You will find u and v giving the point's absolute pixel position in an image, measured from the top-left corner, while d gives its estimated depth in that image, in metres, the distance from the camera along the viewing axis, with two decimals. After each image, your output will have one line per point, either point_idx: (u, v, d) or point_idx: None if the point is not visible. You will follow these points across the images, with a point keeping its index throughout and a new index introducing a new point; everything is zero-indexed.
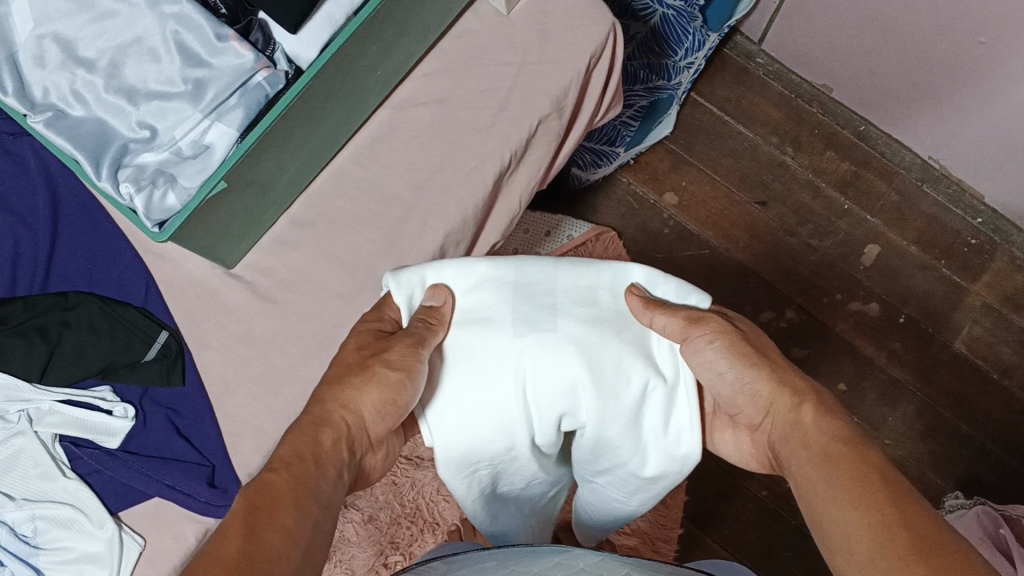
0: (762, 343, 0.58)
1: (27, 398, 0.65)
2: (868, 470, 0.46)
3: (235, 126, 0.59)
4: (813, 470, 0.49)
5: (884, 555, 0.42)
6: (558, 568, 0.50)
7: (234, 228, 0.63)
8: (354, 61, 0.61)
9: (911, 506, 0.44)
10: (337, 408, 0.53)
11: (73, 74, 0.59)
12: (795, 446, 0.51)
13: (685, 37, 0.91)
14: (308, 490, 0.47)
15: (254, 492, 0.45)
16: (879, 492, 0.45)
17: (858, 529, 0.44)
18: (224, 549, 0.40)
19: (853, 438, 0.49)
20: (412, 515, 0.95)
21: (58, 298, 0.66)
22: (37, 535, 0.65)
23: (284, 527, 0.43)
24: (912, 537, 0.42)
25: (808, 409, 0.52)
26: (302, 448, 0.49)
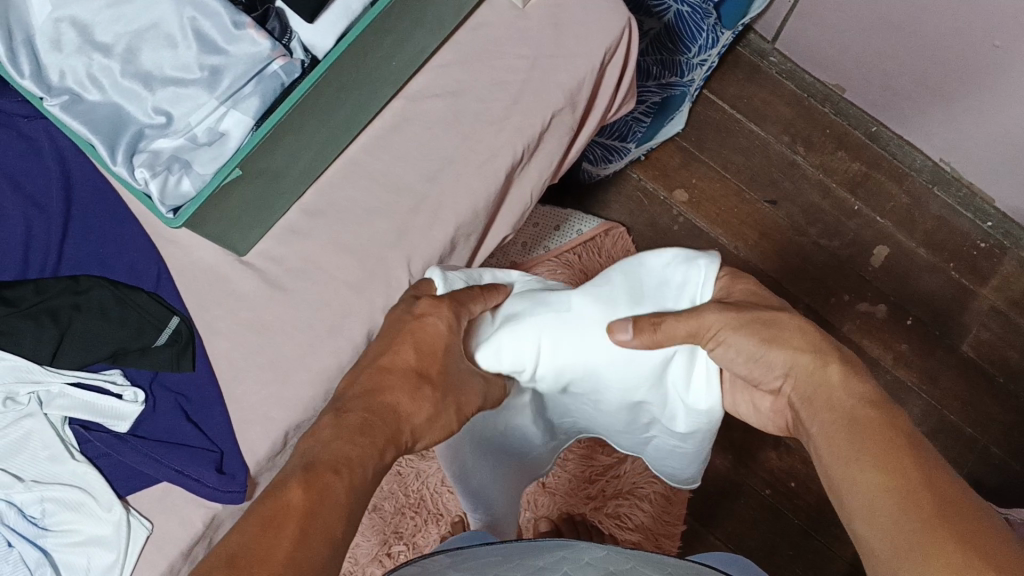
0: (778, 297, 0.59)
1: (38, 381, 0.65)
2: (896, 432, 0.46)
3: (250, 114, 0.59)
4: (838, 430, 0.48)
5: (912, 513, 0.42)
6: (564, 562, 0.51)
7: (247, 216, 0.64)
8: (369, 51, 0.61)
9: (938, 472, 0.44)
10: (404, 423, 0.49)
11: (89, 58, 0.59)
12: (821, 408, 0.50)
13: (699, 35, 0.91)
14: (355, 505, 0.43)
15: (311, 487, 0.41)
16: (907, 455, 0.45)
17: (884, 488, 0.44)
18: (269, 554, 0.38)
19: (880, 402, 0.49)
20: (416, 506, 0.96)
21: (70, 282, 0.67)
22: (45, 517, 0.66)
23: (330, 539, 0.40)
24: (940, 501, 0.42)
25: (835, 373, 0.51)
26: (357, 452, 0.45)
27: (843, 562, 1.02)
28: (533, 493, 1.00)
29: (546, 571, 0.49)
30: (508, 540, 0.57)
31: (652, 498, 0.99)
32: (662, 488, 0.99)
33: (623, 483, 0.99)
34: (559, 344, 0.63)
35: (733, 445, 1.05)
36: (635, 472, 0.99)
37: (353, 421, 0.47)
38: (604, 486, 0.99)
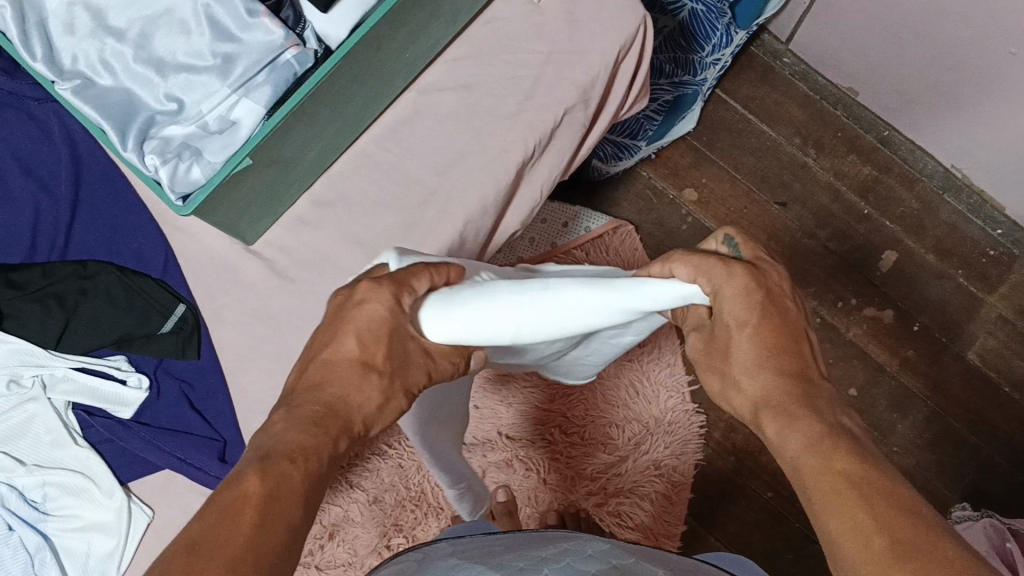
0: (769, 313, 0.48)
1: (41, 364, 0.66)
2: (836, 470, 0.41)
3: (262, 103, 0.59)
4: (791, 478, 0.44)
5: (863, 562, 0.38)
6: (567, 553, 0.50)
7: (256, 206, 0.64)
8: (383, 42, 0.61)
9: (886, 505, 0.39)
10: (355, 414, 0.44)
11: (102, 42, 0.59)
12: (775, 454, 0.46)
13: (713, 33, 0.91)
14: (317, 494, 0.40)
15: (269, 473, 0.38)
16: (848, 495, 0.40)
17: (836, 538, 0.40)
18: (229, 539, 0.35)
19: (826, 434, 0.43)
20: (416, 500, 0.96)
21: (77, 266, 0.67)
22: (46, 501, 0.66)
23: (293, 527, 0.37)
24: (889, 541, 0.38)
25: (772, 427, 0.46)
26: (311, 444, 0.41)
27: None
28: (532, 488, 0.98)
29: (549, 561, 0.49)
30: (512, 532, 0.56)
31: (652, 497, 0.99)
32: (661, 487, 0.99)
33: (624, 482, 0.99)
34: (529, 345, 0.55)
35: (737, 447, 1.04)
36: (637, 471, 0.99)
37: (307, 412, 0.43)
38: (606, 483, 0.99)
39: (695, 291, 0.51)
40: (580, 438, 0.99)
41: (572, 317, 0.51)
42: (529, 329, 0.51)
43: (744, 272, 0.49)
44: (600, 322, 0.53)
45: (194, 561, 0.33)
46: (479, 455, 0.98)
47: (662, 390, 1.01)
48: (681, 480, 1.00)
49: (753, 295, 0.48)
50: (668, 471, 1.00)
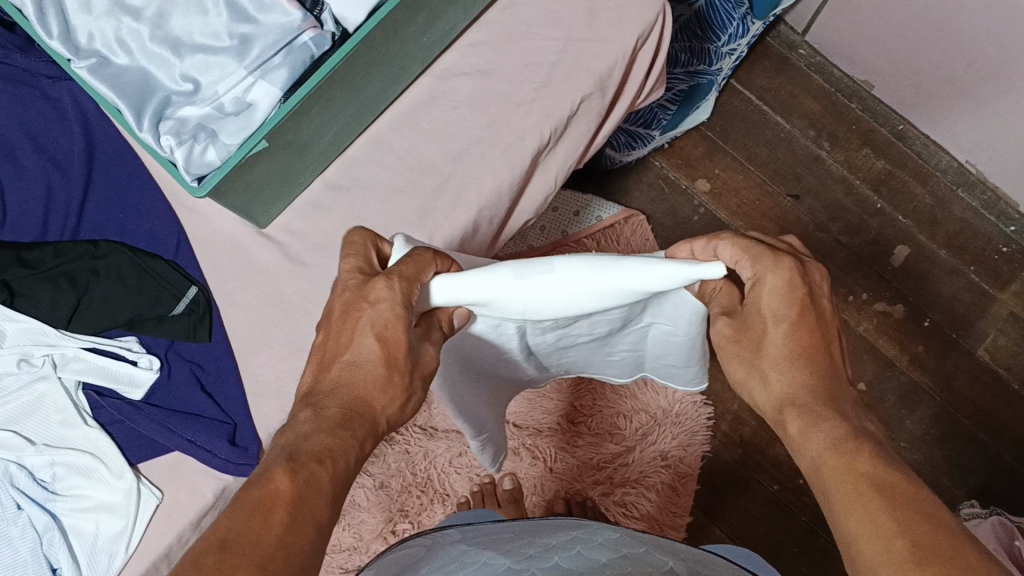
0: (791, 302, 0.49)
1: (52, 344, 0.66)
2: (860, 473, 0.44)
3: (278, 85, 0.58)
4: (814, 476, 0.47)
5: (882, 563, 0.40)
6: (577, 541, 0.50)
7: (271, 189, 0.63)
8: (401, 26, 0.60)
9: (908, 509, 0.42)
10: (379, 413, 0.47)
11: (119, 21, 0.59)
12: (795, 451, 0.48)
13: (730, 23, 0.90)
14: (336, 492, 0.43)
15: (298, 473, 0.41)
16: (873, 497, 0.43)
17: (857, 537, 0.42)
18: (258, 536, 0.38)
19: (847, 437, 0.46)
20: (423, 485, 0.96)
21: (89, 246, 0.67)
22: (55, 481, 0.66)
23: (317, 528, 0.40)
24: (909, 544, 0.40)
25: (795, 425, 0.48)
26: (336, 446, 0.43)
27: None
28: (539, 476, 0.98)
29: (559, 548, 0.48)
30: (521, 521, 0.56)
31: (658, 487, 0.99)
32: (668, 477, 0.99)
33: (631, 472, 0.99)
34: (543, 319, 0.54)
35: (744, 439, 1.05)
36: (644, 461, 0.99)
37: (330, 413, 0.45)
38: (612, 473, 0.99)
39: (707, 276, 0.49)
40: (587, 428, 0.99)
41: (575, 296, 0.50)
42: (532, 303, 0.50)
43: (787, 266, 0.49)
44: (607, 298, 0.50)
45: (228, 556, 0.36)
46: None
47: None
48: (688, 471, 1.00)
49: (789, 281, 0.49)
50: (675, 462, 1.00)
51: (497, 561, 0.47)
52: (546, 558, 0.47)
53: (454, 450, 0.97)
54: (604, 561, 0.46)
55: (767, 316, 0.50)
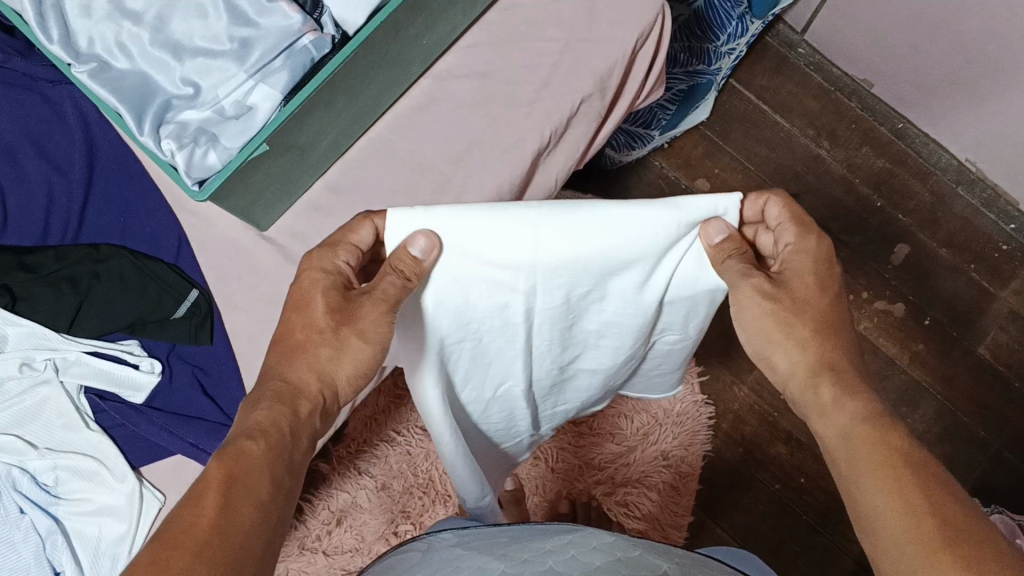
0: (826, 273, 0.54)
1: (55, 348, 0.67)
2: (891, 449, 0.47)
3: (279, 89, 0.58)
4: (839, 448, 0.49)
5: (910, 538, 0.43)
6: (572, 545, 0.49)
7: (272, 192, 0.63)
8: (402, 28, 0.61)
9: (936, 489, 0.45)
10: (312, 376, 0.51)
11: (119, 26, 0.58)
12: (819, 420, 0.51)
13: (728, 22, 0.90)
14: (281, 468, 0.46)
15: (228, 459, 0.45)
16: (903, 473, 0.45)
17: (882, 510, 0.45)
18: (192, 524, 0.41)
19: (876, 414, 0.49)
20: (425, 486, 0.96)
21: (90, 249, 0.67)
22: (58, 485, 0.66)
23: (257, 504, 0.44)
24: (938, 523, 0.43)
25: (827, 393, 0.51)
26: (271, 426, 0.47)
27: (848, 559, 1.02)
28: (541, 477, 0.98)
29: (553, 552, 0.48)
30: (517, 525, 0.56)
31: (659, 487, 0.99)
32: (669, 477, 0.99)
33: (632, 472, 0.98)
34: (544, 280, 0.52)
35: (745, 438, 1.05)
36: (645, 461, 0.99)
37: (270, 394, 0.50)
38: (613, 473, 0.98)
39: (735, 204, 0.51)
40: (588, 428, 0.99)
41: (584, 226, 0.49)
42: (542, 232, 0.49)
43: (827, 241, 0.55)
44: (621, 245, 0.50)
45: (163, 549, 0.39)
46: None
47: None
48: (690, 471, 1.00)
49: (827, 257, 0.54)
50: (676, 461, 1.00)
51: (492, 566, 0.47)
52: (540, 563, 0.46)
53: None
54: (598, 565, 0.46)
55: (809, 276, 0.53)
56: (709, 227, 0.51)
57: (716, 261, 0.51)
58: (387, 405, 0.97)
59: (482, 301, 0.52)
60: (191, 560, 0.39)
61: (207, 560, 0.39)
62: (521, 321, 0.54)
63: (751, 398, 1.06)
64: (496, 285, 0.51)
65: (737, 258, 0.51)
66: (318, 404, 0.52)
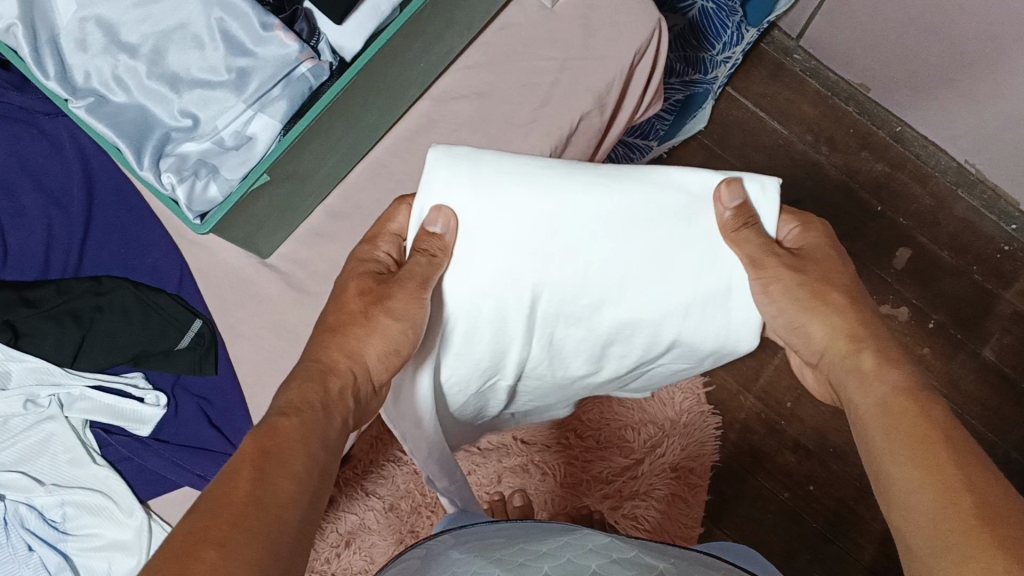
0: (837, 251, 0.56)
1: (58, 383, 0.66)
2: (931, 424, 0.44)
3: (278, 118, 0.59)
4: (873, 419, 0.47)
5: (940, 513, 0.41)
6: (567, 549, 0.49)
7: (273, 220, 0.63)
8: (399, 53, 0.60)
9: (975, 468, 0.42)
10: (339, 355, 0.50)
11: (115, 59, 0.58)
12: (855, 389, 0.49)
13: (724, 31, 0.90)
14: (315, 441, 0.44)
15: (263, 435, 0.42)
16: (940, 449, 0.43)
17: (916, 485, 0.43)
18: (230, 494, 0.38)
19: (914, 390, 0.47)
20: (432, 505, 0.95)
21: (91, 283, 0.67)
22: (66, 521, 0.67)
23: (296, 478, 0.41)
24: (975, 501, 0.40)
25: (869, 361, 0.49)
26: (303, 404, 0.46)
27: (860, 566, 1.01)
28: (548, 492, 0.96)
29: (549, 556, 0.47)
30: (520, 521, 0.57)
31: (669, 498, 0.98)
32: (678, 488, 0.99)
33: (640, 485, 0.97)
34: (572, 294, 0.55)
35: (752, 447, 1.04)
36: (654, 474, 0.98)
37: (309, 371, 0.49)
38: (621, 487, 0.97)
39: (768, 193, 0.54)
40: (596, 442, 0.98)
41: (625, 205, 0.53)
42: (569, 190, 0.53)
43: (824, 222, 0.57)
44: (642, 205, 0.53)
45: (201, 520, 0.37)
46: (495, 459, 0.97)
47: (678, 391, 1.01)
48: (699, 483, 1.00)
49: (834, 241, 0.56)
50: (685, 473, 1.00)
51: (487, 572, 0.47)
52: (537, 567, 0.46)
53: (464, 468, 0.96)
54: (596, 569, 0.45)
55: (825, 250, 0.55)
56: (729, 185, 0.53)
57: (733, 228, 0.53)
58: None
59: (492, 281, 0.53)
60: (231, 530, 0.36)
61: (248, 529, 0.37)
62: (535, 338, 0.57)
63: (756, 407, 1.05)
64: (514, 255, 0.53)
65: (756, 227, 0.53)
66: (347, 383, 0.50)
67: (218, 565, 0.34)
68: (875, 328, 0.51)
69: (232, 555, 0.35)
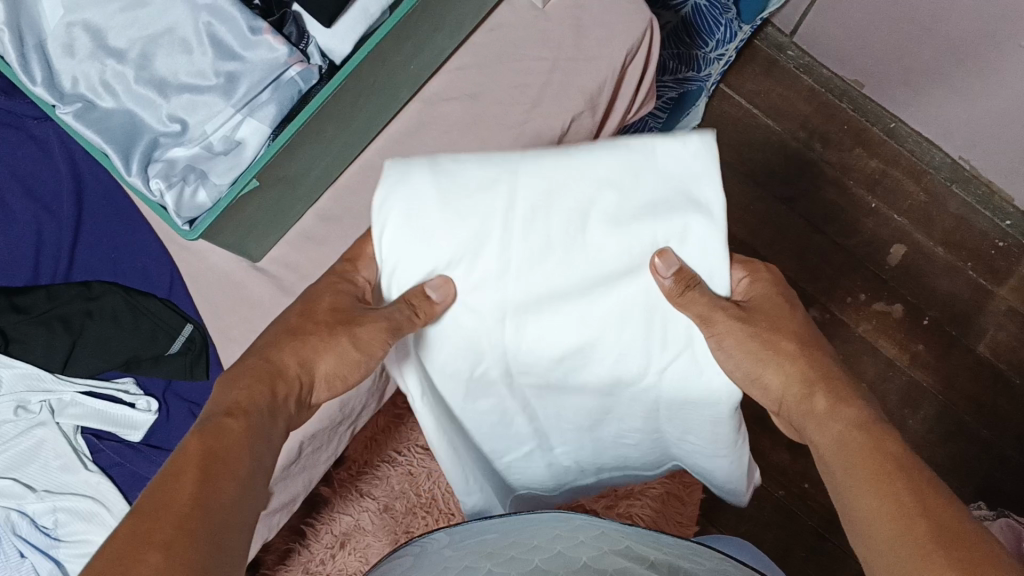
0: (788, 296, 0.55)
1: (49, 389, 0.66)
2: (885, 454, 0.45)
3: (267, 122, 0.58)
4: (832, 453, 0.47)
5: (900, 538, 0.41)
6: (558, 541, 0.48)
7: (263, 225, 0.62)
8: (388, 57, 0.60)
9: (928, 493, 0.42)
10: (291, 358, 0.50)
11: (102, 64, 0.57)
12: (812, 429, 0.49)
13: (717, 28, 0.90)
14: (257, 442, 0.44)
15: (208, 435, 0.43)
16: (895, 477, 0.43)
17: (876, 513, 0.43)
18: (175, 495, 0.38)
19: (869, 422, 0.47)
20: (427, 505, 0.93)
21: (82, 288, 0.67)
22: (57, 527, 0.66)
23: (237, 478, 0.41)
24: (932, 527, 0.41)
25: (822, 402, 0.49)
26: (248, 399, 0.46)
27: (855, 565, 1.01)
28: None
29: (540, 548, 0.47)
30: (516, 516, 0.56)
31: (663, 498, 0.95)
32: (672, 487, 0.96)
33: (635, 484, 0.95)
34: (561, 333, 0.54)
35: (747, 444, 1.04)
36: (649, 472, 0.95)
37: (254, 368, 0.48)
38: (616, 486, 0.95)
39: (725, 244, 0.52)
40: None
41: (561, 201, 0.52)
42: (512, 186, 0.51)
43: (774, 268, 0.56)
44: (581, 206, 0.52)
45: (143, 522, 0.37)
46: None
47: None
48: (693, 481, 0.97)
49: (782, 284, 0.56)
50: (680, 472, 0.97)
51: (479, 565, 0.46)
52: (527, 562, 0.45)
53: None
54: (587, 561, 0.44)
55: (776, 296, 0.54)
56: (663, 257, 0.51)
57: (676, 293, 0.50)
58: (385, 425, 0.95)
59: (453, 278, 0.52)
60: (171, 531, 0.36)
61: (191, 531, 0.37)
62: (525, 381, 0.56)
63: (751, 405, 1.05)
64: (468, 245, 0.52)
65: (699, 290, 0.50)
66: (295, 390, 0.49)
67: (162, 567, 0.34)
68: (824, 369, 0.51)
69: (176, 555, 0.35)
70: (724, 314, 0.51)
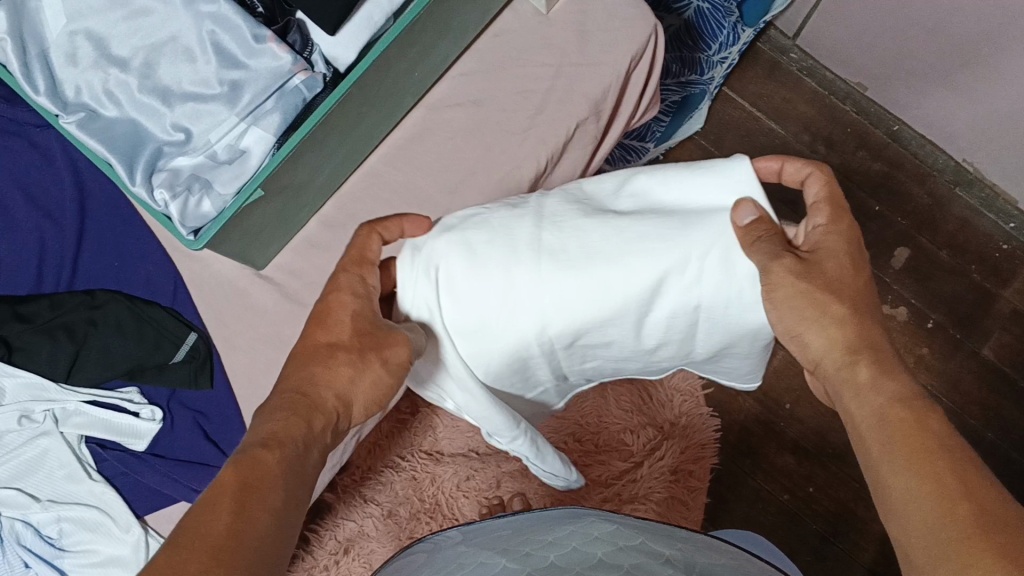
0: (858, 258, 0.51)
1: (53, 399, 0.66)
2: (927, 434, 0.43)
3: (273, 131, 0.58)
4: (870, 430, 0.46)
5: (943, 523, 0.40)
6: (573, 537, 0.48)
7: (266, 233, 0.62)
8: (392, 65, 0.59)
9: (968, 473, 0.41)
10: (328, 392, 0.48)
11: (106, 73, 0.57)
12: (850, 401, 0.47)
13: (720, 31, 0.90)
14: (294, 478, 0.44)
15: (243, 466, 0.42)
16: (940, 460, 0.42)
17: (915, 495, 0.41)
18: (209, 527, 0.38)
19: (913, 399, 0.45)
20: (431, 511, 0.93)
21: (85, 296, 0.67)
22: (61, 537, 0.66)
23: (272, 511, 0.41)
24: (973, 510, 0.39)
25: (865, 372, 0.47)
26: (286, 429, 0.45)
27: (860, 568, 1.01)
28: (549, 494, 0.92)
29: (554, 545, 0.46)
30: (528, 515, 0.56)
31: (667, 500, 0.96)
32: (676, 490, 0.97)
33: (639, 488, 0.94)
34: (617, 222, 0.53)
35: (751, 448, 1.04)
36: (652, 476, 0.95)
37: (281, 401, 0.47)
38: (620, 490, 0.93)
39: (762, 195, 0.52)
40: (594, 446, 0.94)
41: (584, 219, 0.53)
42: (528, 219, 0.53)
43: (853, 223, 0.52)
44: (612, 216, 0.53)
45: (179, 552, 0.37)
46: (493, 466, 0.92)
47: (678, 394, 0.99)
48: (697, 486, 0.98)
49: (857, 245, 0.52)
50: (683, 477, 0.98)
51: (493, 561, 0.46)
52: (540, 557, 0.45)
53: (462, 473, 0.92)
54: (601, 556, 0.44)
55: (841, 255, 0.50)
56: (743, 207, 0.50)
57: (750, 241, 0.49)
58: (391, 429, 0.95)
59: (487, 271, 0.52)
60: (205, 566, 0.36)
61: (225, 563, 0.37)
62: (557, 304, 0.52)
63: (756, 409, 1.05)
64: (498, 244, 0.52)
65: (766, 241, 0.49)
66: (331, 422, 0.48)
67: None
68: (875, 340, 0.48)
69: None
70: (783, 266, 0.48)
